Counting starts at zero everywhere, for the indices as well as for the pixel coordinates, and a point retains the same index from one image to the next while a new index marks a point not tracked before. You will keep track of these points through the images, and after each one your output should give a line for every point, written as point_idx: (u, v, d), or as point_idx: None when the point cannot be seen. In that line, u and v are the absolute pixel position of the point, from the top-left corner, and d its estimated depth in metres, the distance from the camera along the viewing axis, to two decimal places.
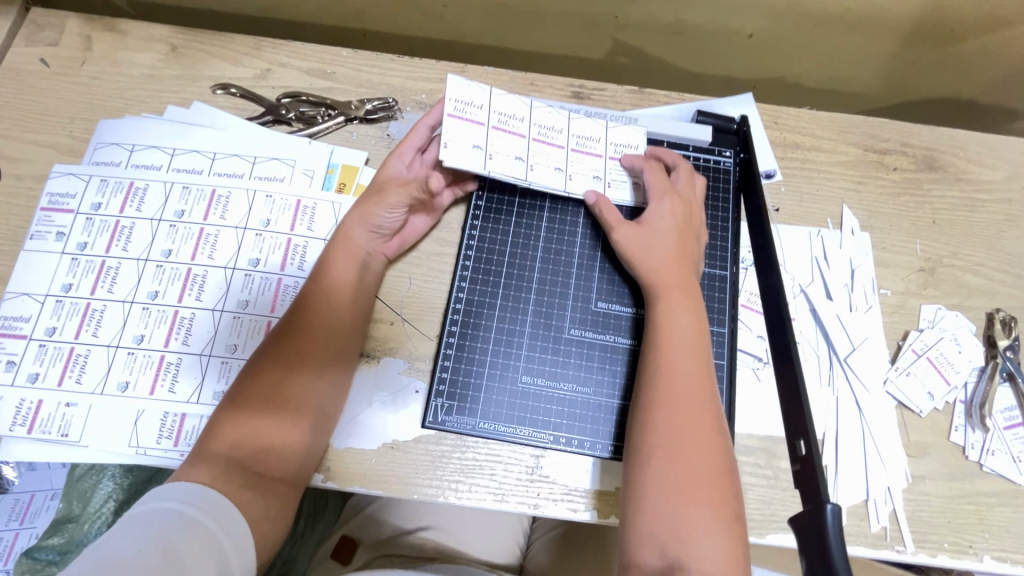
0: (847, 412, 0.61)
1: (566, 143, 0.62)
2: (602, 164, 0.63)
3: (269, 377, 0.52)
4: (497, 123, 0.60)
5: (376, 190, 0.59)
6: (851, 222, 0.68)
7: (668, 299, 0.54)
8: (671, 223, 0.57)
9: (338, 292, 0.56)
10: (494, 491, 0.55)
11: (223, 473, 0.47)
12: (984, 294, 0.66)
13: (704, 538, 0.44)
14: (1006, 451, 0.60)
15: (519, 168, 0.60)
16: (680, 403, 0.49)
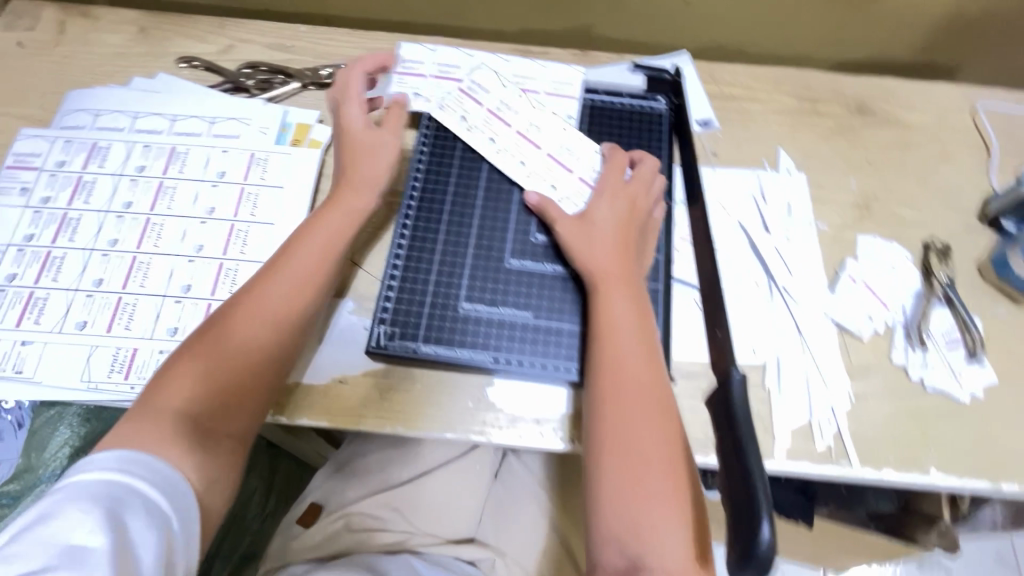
0: (789, 337, 0.61)
1: (485, 102, 0.67)
2: (505, 132, 0.65)
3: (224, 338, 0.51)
4: (467, 87, 0.67)
5: (362, 150, 0.61)
6: (787, 163, 0.70)
7: (607, 295, 0.55)
8: (614, 219, 0.58)
9: (313, 255, 0.56)
10: (441, 416, 0.57)
11: (174, 439, 0.47)
12: (919, 225, 0.68)
13: (665, 529, 0.46)
14: (948, 370, 0.60)
15: (432, 108, 0.66)
16: (627, 411, 0.50)
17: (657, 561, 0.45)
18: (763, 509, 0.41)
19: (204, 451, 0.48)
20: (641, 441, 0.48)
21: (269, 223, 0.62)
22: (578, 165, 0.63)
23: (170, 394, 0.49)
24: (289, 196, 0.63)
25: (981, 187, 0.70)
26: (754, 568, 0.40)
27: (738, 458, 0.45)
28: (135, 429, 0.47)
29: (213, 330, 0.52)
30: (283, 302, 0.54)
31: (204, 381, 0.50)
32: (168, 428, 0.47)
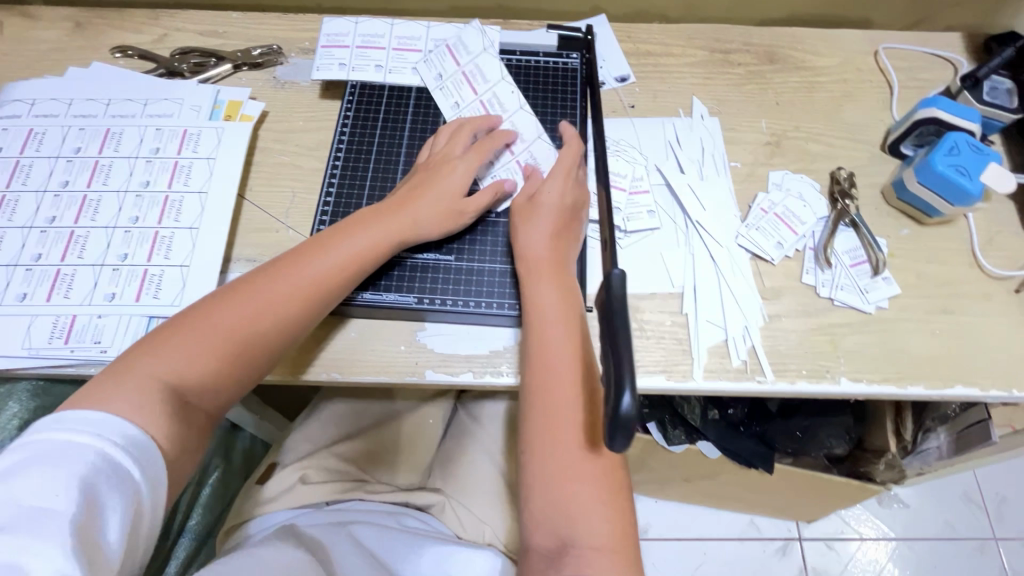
0: (703, 266, 0.65)
1: (425, 47, 0.71)
2: (452, 70, 0.70)
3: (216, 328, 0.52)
4: (396, 45, 0.71)
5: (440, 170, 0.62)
6: (701, 109, 0.74)
7: (536, 289, 0.57)
8: (550, 216, 0.60)
9: (325, 261, 0.56)
10: (374, 358, 0.60)
11: (151, 406, 0.47)
12: (827, 158, 0.72)
13: (589, 507, 0.50)
14: (854, 286, 0.64)
15: (378, 74, 0.70)
16: (559, 402, 0.52)
17: (583, 536, 0.49)
18: (629, 378, 0.37)
19: (178, 426, 0.48)
20: (574, 431, 0.51)
21: (202, 192, 0.64)
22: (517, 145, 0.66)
23: (161, 363, 0.49)
24: (221, 167, 0.66)
25: (885, 120, 0.74)
26: (619, 436, 0.36)
27: (613, 338, 0.40)
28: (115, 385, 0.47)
29: (208, 317, 0.52)
30: (299, 298, 0.55)
31: (197, 359, 0.50)
32: (152, 395, 0.47)
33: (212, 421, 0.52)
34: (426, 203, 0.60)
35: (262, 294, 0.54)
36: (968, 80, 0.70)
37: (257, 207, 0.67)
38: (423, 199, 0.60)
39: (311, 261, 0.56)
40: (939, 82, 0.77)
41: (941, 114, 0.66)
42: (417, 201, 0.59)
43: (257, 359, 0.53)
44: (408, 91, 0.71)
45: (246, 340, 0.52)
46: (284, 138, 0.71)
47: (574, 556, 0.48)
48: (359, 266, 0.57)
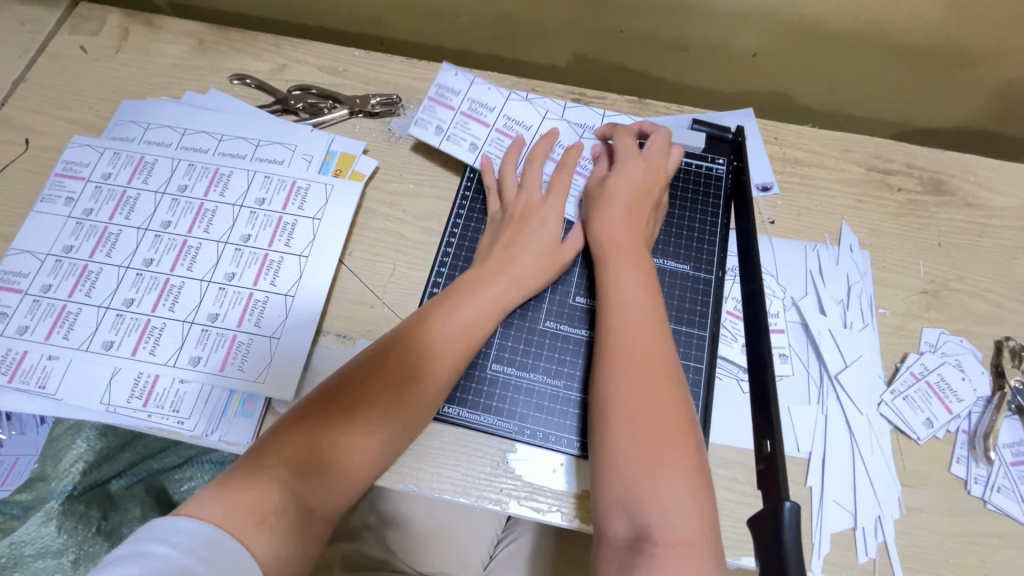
0: (836, 432, 0.57)
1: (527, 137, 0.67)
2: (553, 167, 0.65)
3: (309, 411, 0.48)
4: (500, 126, 0.67)
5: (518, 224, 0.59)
6: (850, 239, 0.66)
7: (617, 261, 0.54)
8: (632, 199, 0.58)
9: (429, 335, 0.52)
10: (456, 476, 0.54)
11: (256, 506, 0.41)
12: (993, 321, 0.62)
13: (676, 498, 0.43)
14: (1013, 489, 0.55)
15: (470, 153, 0.66)
16: (637, 380, 0.47)
17: (665, 529, 0.41)
18: None
19: (291, 526, 0.42)
20: (657, 403, 0.46)
21: (302, 255, 0.60)
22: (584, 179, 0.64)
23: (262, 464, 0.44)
24: (325, 230, 0.62)
25: None
26: None
27: None
28: (220, 493, 0.41)
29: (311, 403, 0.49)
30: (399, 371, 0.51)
31: (302, 446, 0.46)
32: (263, 497, 0.42)
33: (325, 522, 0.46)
34: (518, 267, 0.57)
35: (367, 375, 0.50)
36: None
37: (353, 275, 0.62)
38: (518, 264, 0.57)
39: (415, 334, 0.52)
40: None
41: None
42: (514, 265, 0.57)
43: (367, 443, 0.48)
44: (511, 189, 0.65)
45: (348, 421, 0.48)
46: (392, 201, 0.66)
47: (654, 552, 0.41)
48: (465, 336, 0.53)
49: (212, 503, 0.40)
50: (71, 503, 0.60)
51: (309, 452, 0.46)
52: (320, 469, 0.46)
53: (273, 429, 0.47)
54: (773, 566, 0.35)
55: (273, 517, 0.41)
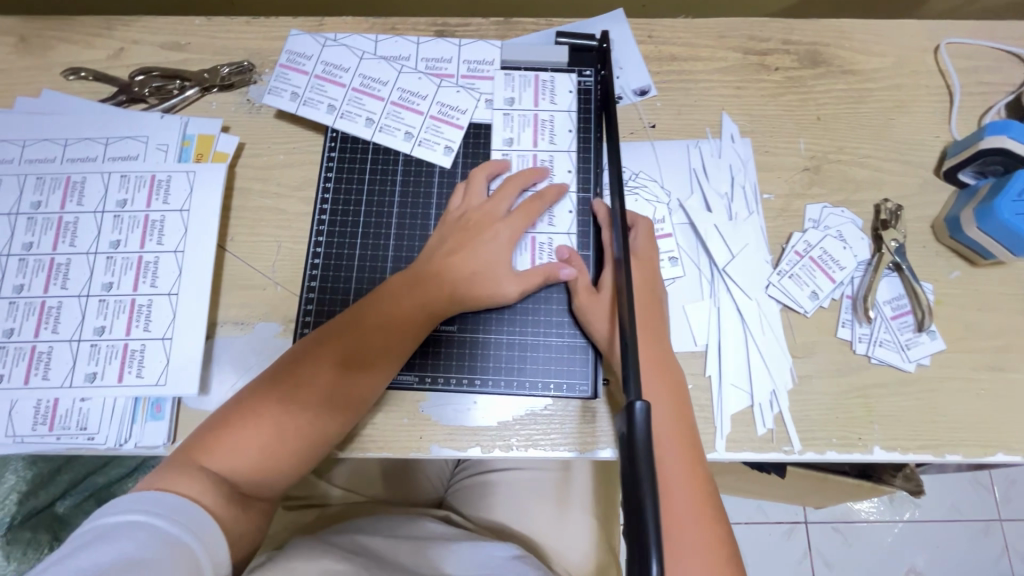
0: (729, 321, 0.59)
1: (386, 96, 0.62)
2: (420, 122, 0.62)
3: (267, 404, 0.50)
4: (357, 86, 0.62)
5: (469, 233, 0.56)
6: (731, 129, 0.65)
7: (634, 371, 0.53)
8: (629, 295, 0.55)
9: (381, 322, 0.53)
10: (374, 433, 0.56)
11: (211, 487, 0.46)
12: (872, 186, 0.64)
13: None
14: (895, 342, 0.58)
15: (327, 116, 0.62)
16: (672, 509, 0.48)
17: None
18: (656, 544, 0.33)
19: (238, 507, 0.47)
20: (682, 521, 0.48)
21: (177, 251, 0.58)
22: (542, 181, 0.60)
23: (228, 448, 0.48)
24: (197, 219, 0.60)
25: (942, 137, 0.65)
26: None
27: (635, 489, 0.35)
28: (181, 471, 0.46)
29: (271, 390, 0.51)
30: (362, 367, 0.52)
31: (264, 438, 0.49)
32: (212, 484, 0.46)
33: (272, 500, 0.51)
34: (473, 258, 0.55)
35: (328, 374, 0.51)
36: None
37: (239, 260, 0.61)
38: (468, 256, 0.55)
39: (364, 330, 0.53)
40: (1010, 85, 0.67)
41: (1011, 145, 0.57)
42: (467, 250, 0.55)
43: (321, 441, 0.51)
44: (380, 149, 0.62)
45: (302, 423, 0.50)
46: (265, 176, 0.64)
47: None
48: (421, 322, 0.54)
49: (182, 477, 0.46)
50: (15, 532, 0.61)
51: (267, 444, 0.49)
52: (272, 464, 0.49)
53: (233, 404, 0.51)
54: (626, 465, 0.36)
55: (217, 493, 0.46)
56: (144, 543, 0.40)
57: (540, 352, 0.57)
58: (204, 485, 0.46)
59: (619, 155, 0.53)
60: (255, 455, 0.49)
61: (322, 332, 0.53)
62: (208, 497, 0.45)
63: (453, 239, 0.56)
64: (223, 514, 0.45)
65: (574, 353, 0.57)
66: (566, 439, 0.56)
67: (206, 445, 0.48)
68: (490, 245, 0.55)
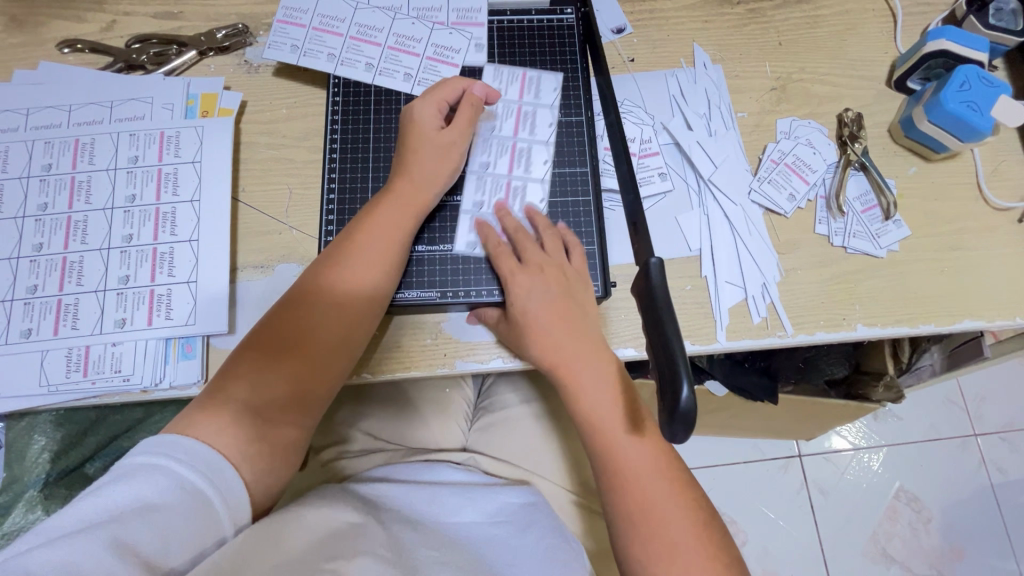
0: (718, 225, 0.64)
1: (382, 41, 0.67)
2: (417, 63, 0.66)
3: (267, 345, 0.54)
4: (354, 33, 0.66)
5: (426, 147, 0.59)
6: (703, 58, 0.71)
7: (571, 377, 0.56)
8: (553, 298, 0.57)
9: (363, 259, 0.56)
10: (402, 353, 0.60)
11: (232, 421, 0.49)
12: (833, 100, 0.70)
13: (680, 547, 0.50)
14: (866, 232, 0.64)
15: (327, 62, 0.66)
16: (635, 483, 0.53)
17: None
18: (684, 368, 0.37)
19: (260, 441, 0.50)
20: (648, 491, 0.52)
21: (193, 200, 0.61)
22: (520, 171, 0.63)
23: (245, 391, 0.52)
24: (210, 170, 0.62)
25: (890, 53, 0.72)
26: (679, 427, 0.36)
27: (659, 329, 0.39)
28: (205, 416, 0.49)
29: (268, 334, 0.55)
30: (354, 301, 0.56)
31: (270, 376, 0.53)
32: (231, 420, 0.50)
33: (302, 433, 0.55)
34: (416, 173, 0.59)
35: (320, 312, 0.55)
36: (974, 3, 0.68)
37: (252, 208, 0.63)
38: (420, 169, 0.59)
39: (342, 272, 0.56)
40: (946, 4, 0.74)
41: (948, 46, 0.65)
42: (415, 165, 0.59)
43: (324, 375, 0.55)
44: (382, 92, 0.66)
45: (298, 359, 0.54)
46: (270, 130, 0.67)
47: None
48: (396, 243, 0.58)
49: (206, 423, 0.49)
50: (51, 489, 0.63)
51: (274, 381, 0.53)
52: (281, 400, 0.53)
53: (239, 350, 0.54)
54: (648, 314, 0.41)
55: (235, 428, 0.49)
56: (163, 490, 0.42)
57: None
58: (229, 428, 0.49)
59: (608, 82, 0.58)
60: (265, 392, 0.52)
61: (307, 279, 0.57)
62: (230, 442, 0.48)
63: (414, 155, 0.59)
64: (243, 457, 0.48)
65: (583, 259, 0.61)
66: None
67: (223, 390, 0.52)
68: (439, 160, 0.60)
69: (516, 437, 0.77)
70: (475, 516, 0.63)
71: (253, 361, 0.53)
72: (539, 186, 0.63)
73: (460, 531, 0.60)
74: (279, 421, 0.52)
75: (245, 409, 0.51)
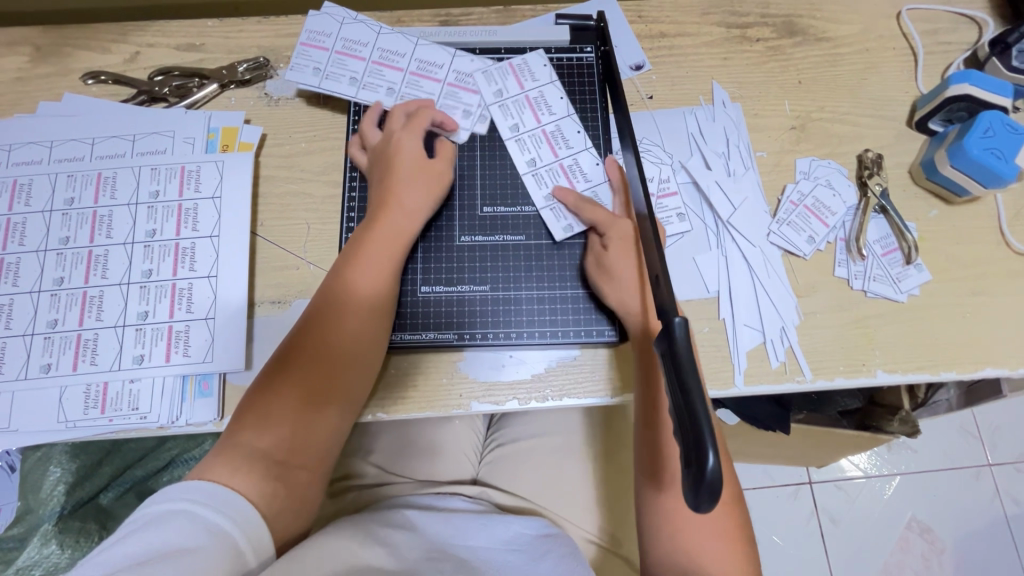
0: (736, 267, 0.64)
1: (404, 66, 0.67)
2: (439, 88, 0.66)
3: (272, 386, 0.54)
4: (377, 57, 0.67)
5: (411, 177, 0.60)
6: (722, 95, 0.71)
7: (648, 336, 0.56)
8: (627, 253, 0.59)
9: (363, 295, 0.57)
10: (417, 393, 0.59)
11: (243, 466, 0.50)
12: (853, 140, 0.70)
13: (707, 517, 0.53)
14: (886, 276, 0.64)
15: (350, 86, 0.66)
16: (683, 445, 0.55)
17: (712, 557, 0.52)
18: (710, 435, 0.36)
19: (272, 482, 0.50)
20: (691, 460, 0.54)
21: (212, 236, 0.61)
22: (547, 115, 0.66)
23: (261, 435, 0.52)
24: (231, 205, 0.62)
25: (910, 93, 0.72)
26: (706, 497, 0.35)
27: (683, 393, 0.38)
28: (225, 465, 0.50)
29: (273, 377, 0.55)
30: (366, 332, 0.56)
31: (277, 417, 0.53)
32: (244, 463, 0.50)
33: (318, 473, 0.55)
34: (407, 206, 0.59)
35: (323, 349, 0.55)
36: (997, 46, 0.68)
37: (270, 243, 0.64)
38: (406, 203, 0.60)
39: (344, 307, 0.56)
40: (967, 43, 0.74)
41: (970, 89, 0.65)
42: (400, 202, 0.59)
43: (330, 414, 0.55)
44: None
45: (301, 397, 0.54)
46: (290, 164, 0.67)
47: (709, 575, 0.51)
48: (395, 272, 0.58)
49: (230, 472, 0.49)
50: (66, 521, 0.63)
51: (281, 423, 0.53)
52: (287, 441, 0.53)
53: (246, 397, 0.55)
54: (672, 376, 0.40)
55: (249, 469, 0.50)
56: (189, 532, 0.43)
57: (571, 304, 0.61)
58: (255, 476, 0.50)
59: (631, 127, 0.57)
60: (273, 434, 0.52)
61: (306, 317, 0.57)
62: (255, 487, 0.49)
63: (404, 189, 0.60)
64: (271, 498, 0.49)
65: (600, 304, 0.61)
66: (596, 386, 0.60)
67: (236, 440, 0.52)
68: (420, 191, 0.60)
69: (531, 470, 0.75)
70: (490, 543, 0.62)
71: (261, 407, 0.53)
72: (572, 118, 0.66)
73: (478, 556, 0.59)
74: (291, 463, 0.52)
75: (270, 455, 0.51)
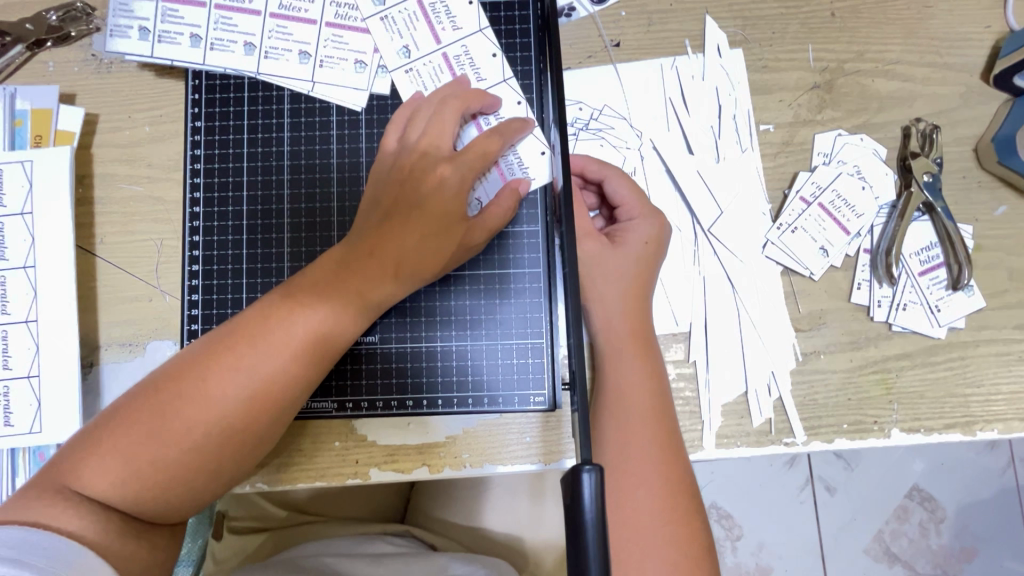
0: (717, 292, 0.49)
1: (262, 7, 0.49)
2: (314, 33, 0.49)
3: (149, 416, 0.37)
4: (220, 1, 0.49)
5: (418, 181, 0.43)
6: (717, 39, 0.50)
7: (615, 357, 0.45)
8: (638, 251, 0.46)
9: (303, 311, 0.40)
10: (304, 461, 0.46)
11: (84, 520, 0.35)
12: (901, 103, 0.50)
13: None
14: (921, 303, 0.48)
15: (194, 49, 0.49)
16: (640, 495, 0.42)
17: None
18: None
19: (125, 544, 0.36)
20: (647, 519, 0.41)
21: (27, 266, 0.47)
22: (448, 33, 0.48)
23: (108, 474, 0.36)
24: (47, 222, 0.47)
25: (994, 28, 0.50)
26: None
27: None
28: (45, 502, 0.35)
29: (155, 402, 0.38)
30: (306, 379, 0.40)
31: (146, 461, 0.37)
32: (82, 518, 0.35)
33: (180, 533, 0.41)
34: (433, 220, 0.42)
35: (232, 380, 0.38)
36: None
37: (110, 266, 0.49)
38: (426, 214, 0.42)
39: (274, 321, 0.39)
40: None
41: None
42: (435, 199, 0.42)
43: (217, 472, 0.39)
44: (278, 87, 0.49)
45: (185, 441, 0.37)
46: (130, 156, 0.50)
47: None
48: (371, 300, 0.42)
49: (58, 511, 0.35)
50: None
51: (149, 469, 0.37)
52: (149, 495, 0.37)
53: (109, 413, 0.38)
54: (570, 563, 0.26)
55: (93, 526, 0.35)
56: None
57: (487, 358, 0.47)
58: (98, 517, 0.35)
59: (560, 75, 0.36)
60: (137, 484, 0.37)
61: (227, 324, 0.40)
62: (95, 527, 0.35)
63: (404, 194, 0.43)
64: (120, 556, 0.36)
65: (526, 357, 0.47)
66: (527, 449, 0.46)
67: (71, 468, 0.36)
68: (442, 191, 0.43)
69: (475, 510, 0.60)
70: None
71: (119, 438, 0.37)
72: (483, 36, 0.48)
73: None
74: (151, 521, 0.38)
75: (116, 502, 0.36)
